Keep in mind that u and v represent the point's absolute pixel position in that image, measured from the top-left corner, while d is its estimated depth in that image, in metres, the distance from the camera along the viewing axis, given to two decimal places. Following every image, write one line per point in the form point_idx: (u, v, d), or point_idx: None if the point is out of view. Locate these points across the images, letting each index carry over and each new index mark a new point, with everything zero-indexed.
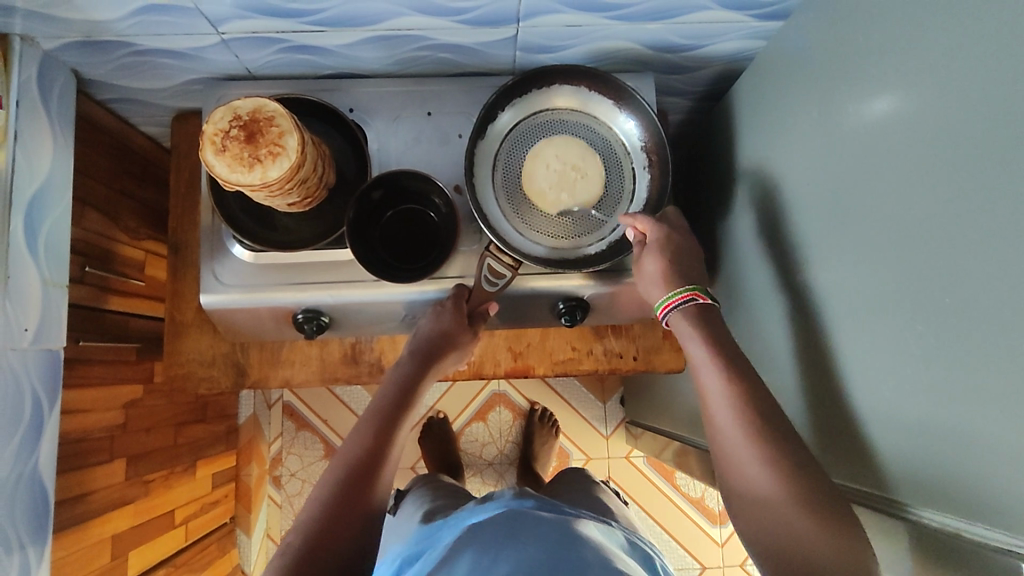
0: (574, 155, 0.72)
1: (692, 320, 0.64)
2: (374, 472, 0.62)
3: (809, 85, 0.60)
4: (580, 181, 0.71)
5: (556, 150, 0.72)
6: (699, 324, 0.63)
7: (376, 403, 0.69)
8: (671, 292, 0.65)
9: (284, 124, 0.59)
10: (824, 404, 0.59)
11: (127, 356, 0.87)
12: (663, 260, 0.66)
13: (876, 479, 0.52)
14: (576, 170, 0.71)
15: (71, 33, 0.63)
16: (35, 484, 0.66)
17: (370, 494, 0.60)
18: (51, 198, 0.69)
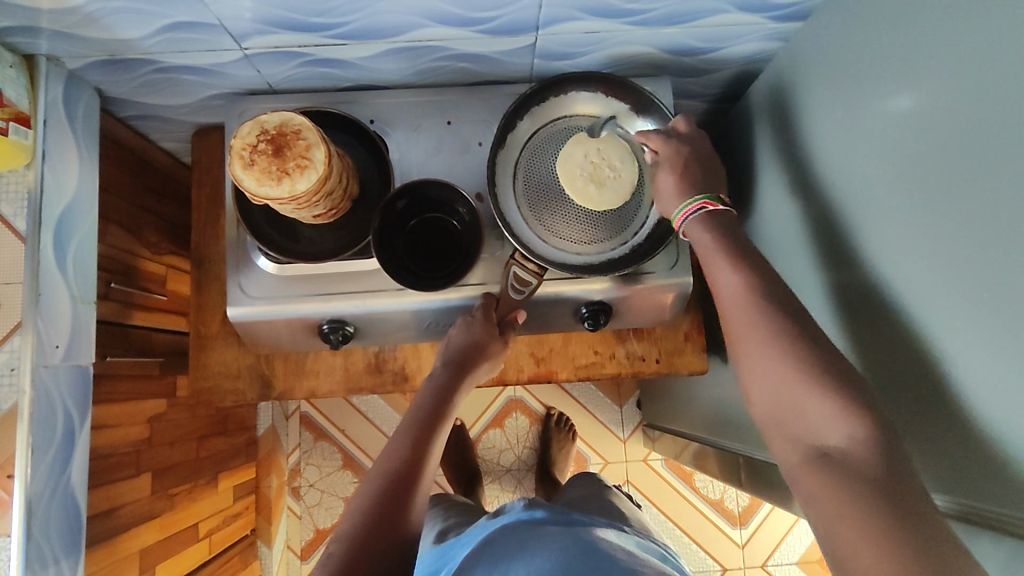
0: (614, 154, 0.70)
1: (708, 226, 0.61)
2: (411, 484, 0.62)
3: (830, 86, 0.61)
4: (610, 180, 0.69)
5: (604, 148, 0.70)
6: (716, 231, 0.60)
7: (411, 416, 0.69)
8: (683, 204, 0.63)
9: (311, 137, 0.59)
10: None
11: (151, 371, 0.88)
12: (676, 172, 0.64)
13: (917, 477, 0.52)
14: (609, 168, 0.70)
15: (96, 52, 0.64)
16: (69, 500, 0.66)
17: (410, 502, 0.61)
18: (78, 215, 0.70)
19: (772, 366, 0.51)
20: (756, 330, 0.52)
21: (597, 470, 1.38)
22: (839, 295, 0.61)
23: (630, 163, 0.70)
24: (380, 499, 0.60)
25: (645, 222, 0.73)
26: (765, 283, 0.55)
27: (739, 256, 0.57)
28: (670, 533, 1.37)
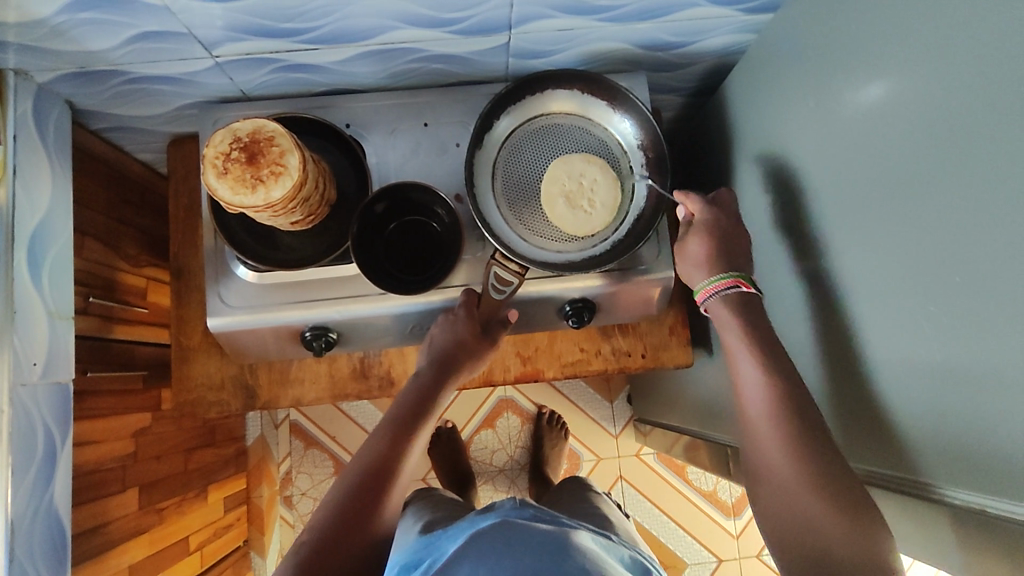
0: (603, 198, 0.70)
1: (732, 307, 0.65)
2: (384, 487, 0.63)
3: (803, 75, 0.61)
4: (579, 207, 0.70)
5: (598, 181, 0.71)
6: (738, 316, 0.64)
7: (393, 413, 0.70)
8: (715, 276, 0.66)
9: (284, 143, 0.59)
10: (839, 389, 0.59)
11: (134, 385, 0.87)
12: (710, 241, 0.67)
13: (900, 462, 0.52)
14: (589, 202, 0.70)
15: (64, 64, 0.63)
16: (52, 519, 0.65)
17: (383, 500, 0.63)
18: (53, 231, 0.69)
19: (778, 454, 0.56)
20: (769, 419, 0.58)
21: (590, 467, 1.38)
22: (820, 284, 0.61)
23: (605, 214, 0.70)
24: (352, 496, 0.62)
25: (626, 216, 0.73)
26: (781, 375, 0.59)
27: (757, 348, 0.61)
28: (664, 526, 1.37)
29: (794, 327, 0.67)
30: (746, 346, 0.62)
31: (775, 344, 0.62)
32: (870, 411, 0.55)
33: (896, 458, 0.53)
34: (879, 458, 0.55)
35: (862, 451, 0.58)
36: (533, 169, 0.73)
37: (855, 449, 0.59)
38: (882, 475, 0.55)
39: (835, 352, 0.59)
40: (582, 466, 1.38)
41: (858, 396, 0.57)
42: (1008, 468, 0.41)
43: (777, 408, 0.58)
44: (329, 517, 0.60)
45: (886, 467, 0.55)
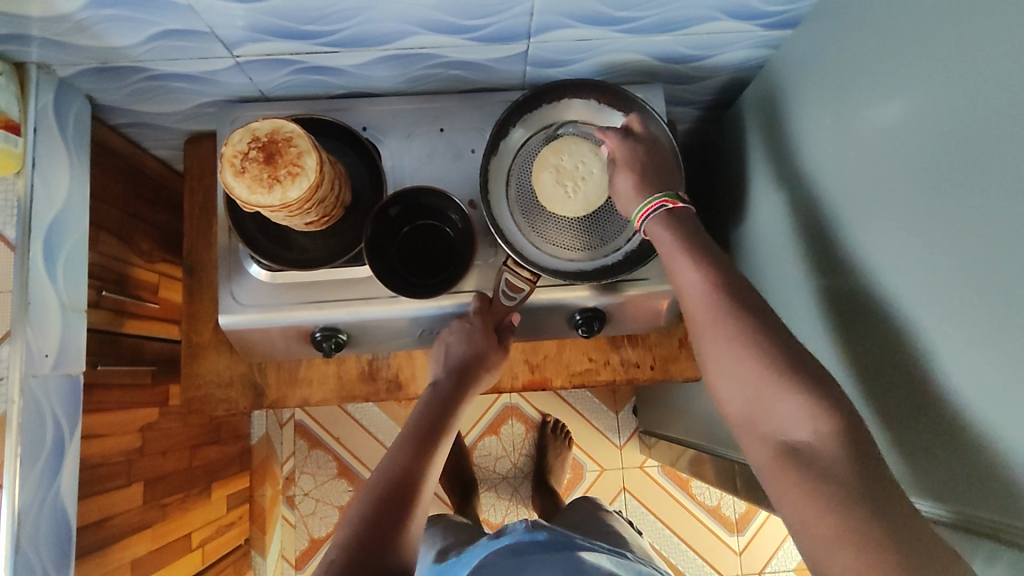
0: (588, 190, 0.70)
1: (669, 228, 0.61)
2: (410, 498, 0.62)
3: (821, 91, 0.61)
4: (563, 187, 0.70)
5: (594, 175, 0.70)
6: (675, 230, 0.60)
7: (411, 426, 0.69)
8: (643, 203, 0.63)
9: (303, 144, 0.59)
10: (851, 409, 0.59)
11: (142, 380, 0.87)
12: (635, 173, 0.64)
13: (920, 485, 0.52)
14: (572, 187, 0.70)
15: (87, 60, 0.64)
16: (58, 512, 0.65)
17: (412, 511, 0.61)
18: (69, 223, 0.69)
19: (744, 370, 0.52)
20: (724, 332, 0.54)
21: (593, 477, 1.38)
22: (834, 302, 0.61)
23: (580, 204, 0.70)
24: (381, 505, 0.60)
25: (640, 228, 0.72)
26: (727, 290, 0.56)
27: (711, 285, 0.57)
28: (667, 540, 1.36)
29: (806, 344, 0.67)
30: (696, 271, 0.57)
31: (718, 251, 0.59)
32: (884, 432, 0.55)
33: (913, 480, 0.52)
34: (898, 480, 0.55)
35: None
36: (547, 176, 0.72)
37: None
38: None
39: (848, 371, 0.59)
40: (586, 476, 1.37)
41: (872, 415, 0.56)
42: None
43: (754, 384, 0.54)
44: (360, 525, 0.58)
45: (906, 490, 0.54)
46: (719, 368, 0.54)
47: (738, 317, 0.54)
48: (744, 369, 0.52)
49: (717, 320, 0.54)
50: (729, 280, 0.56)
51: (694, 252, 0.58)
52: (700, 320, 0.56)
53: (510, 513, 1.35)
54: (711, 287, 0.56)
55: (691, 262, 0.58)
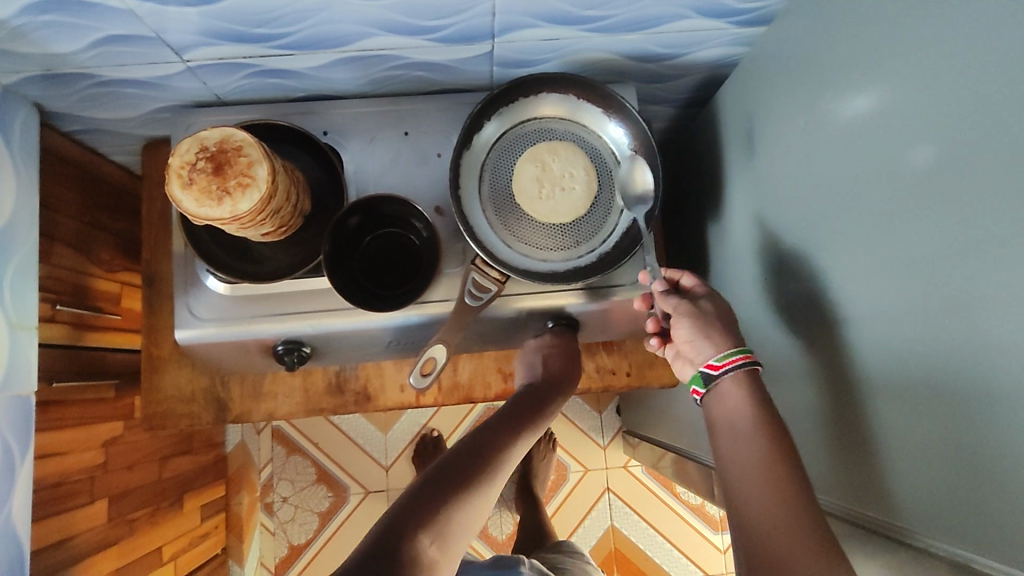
0: (564, 204, 0.69)
1: (745, 387, 0.56)
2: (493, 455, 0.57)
3: (796, 92, 0.59)
4: (544, 185, 0.69)
5: (575, 191, 0.69)
6: (755, 391, 0.56)
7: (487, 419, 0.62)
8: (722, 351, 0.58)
9: (253, 153, 0.57)
10: (826, 422, 0.57)
11: (105, 394, 0.84)
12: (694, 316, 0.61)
13: (879, 501, 0.50)
14: (551, 191, 0.69)
15: (29, 66, 0.61)
16: (9, 537, 0.62)
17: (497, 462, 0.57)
18: (18, 236, 0.66)
19: (764, 517, 0.48)
20: (748, 464, 0.52)
21: (576, 478, 1.36)
22: (808, 311, 0.59)
23: (549, 209, 0.69)
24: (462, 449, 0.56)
25: (615, 228, 0.70)
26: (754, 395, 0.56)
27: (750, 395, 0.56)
28: (651, 539, 1.35)
29: (780, 352, 0.65)
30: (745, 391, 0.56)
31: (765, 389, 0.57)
32: (852, 445, 0.53)
33: (872, 495, 0.51)
34: (857, 495, 0.53)
35: (841, 486, 0.56)
36: (520, 171, 0.70)
37: (834, 483, 0.57)
38: (854, 514, 0.54)
39: (819, 380, 0.58)
40: (569, 477, 1.36)
41: (841, 424, 0.55)
42: (986, 513, 0.40)
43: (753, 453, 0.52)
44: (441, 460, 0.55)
45: (863, 505, 0.52)
46: (742, 511, 0.49)
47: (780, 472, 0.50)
48: (765, 519, 0.47)
49: (756, 470, 0.51)
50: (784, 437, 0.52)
51: (762, 411, 0.54)
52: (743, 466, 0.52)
53: (492, 517, 1.34)
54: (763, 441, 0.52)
55: (751, 413, 0.54)
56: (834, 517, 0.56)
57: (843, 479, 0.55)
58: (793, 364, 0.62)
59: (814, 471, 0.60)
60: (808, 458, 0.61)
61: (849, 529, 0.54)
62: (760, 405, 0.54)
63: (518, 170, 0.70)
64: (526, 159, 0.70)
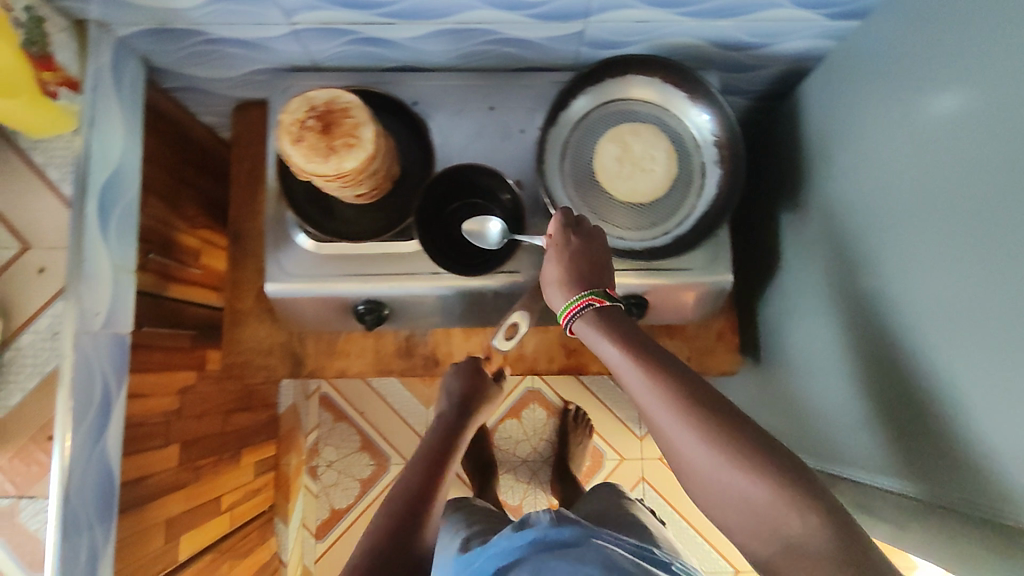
0: (643, 185, 0.71)
1: (596, 324, 0.59)
2: (420, 515, 0.60)
3: (888, 83, 0.59)
4: (625, 165, 0.71)
5: (655, 173, 0.71)
6: (609, 331, 0.58)
7: (427, 452, 0.68)
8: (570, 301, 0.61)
9: (360, 116, 0.59)
10: (901, 411, 0.58)
11: (183, 343, 0.88)
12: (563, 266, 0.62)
13: (960, 485, 0.51)
14: (631, 172, 0.71)
15: (146, 20, 0.64)
16: (102, 466, 0.65)
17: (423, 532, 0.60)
18: (124, 184, 0.69)
19: (725, 476, 0.48)
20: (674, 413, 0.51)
21: (612, 466, 1.37)
22: (889, 300, 0.59)
23: (628, 189, 0.70)
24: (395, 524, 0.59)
25: (691, 213, 0.70)
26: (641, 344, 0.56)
27: (631, 341, 0.56)
28: (684, 533, 1.35)
29: (853, 341, 0.66)
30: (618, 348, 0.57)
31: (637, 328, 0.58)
32: (922, 433, 0.55)
33: (954, 480, 0.52)
34: (938, 481, 0.54)
35: (916, 472, 0.57)
36: (602, 150, 0.71)
37: (912, 469, 0.58)
38: (938, 500, 0.55)
39: (893, 369, 0.59)
40: (605, 465, 1.37)
41: (911, 412, 0.57)
42: None
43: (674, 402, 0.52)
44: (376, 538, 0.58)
45: (939, 490, 0.54)
46: (690, 469, 0.51)
47: (700, 412, 0.50)
48: (722, 474, 0.48)
49: (682, 419, 0.51)
50: (672, 371, 0.53)
51: (642, 358, 0.55)
52: (658, 417, 0.53)
53: (527, 497, 1.35)
54: (661, 389, 0.52)
55: (631, 360, 0.55)
56: (915, 502, 0.58)
57: (917, 465, 0.57)
58: (867, 352, 0.63)
59: (887, 458, 0.62)
60: (880, 446, 0.63)
61: (931, 513, 0.56)
62: (630, 346, 0.56)
63: (600, 148, 0.71)
64: (609, 139, 0.71)
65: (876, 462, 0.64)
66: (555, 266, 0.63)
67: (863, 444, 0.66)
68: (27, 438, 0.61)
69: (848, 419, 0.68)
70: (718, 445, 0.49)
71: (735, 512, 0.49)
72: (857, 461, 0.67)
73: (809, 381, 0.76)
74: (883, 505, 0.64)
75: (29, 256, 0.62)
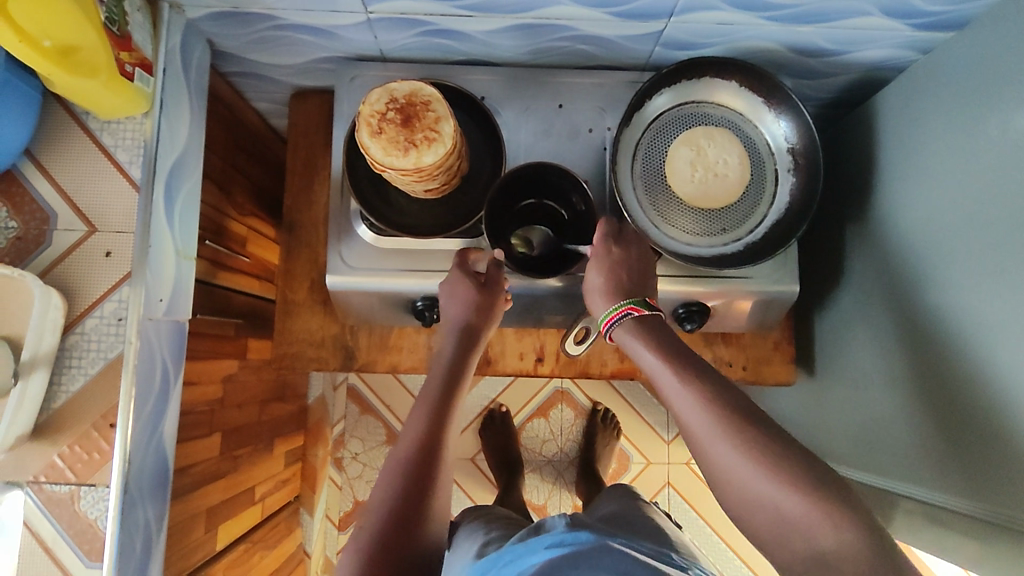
0: (715, 190, 0.69)
1: (635, 332, 0.59)
2: (433, 475, 0.58)
3: (987, 99, 0.57)
4: (697, 170, 0.70)
5: (727, 179, 0.70)
6: (643, 337, 0.58)
7: (415, 437, 0.60)
8: (610, 309, 0.61)
9: (440, 109, 0.58)
10: (961, 426, 0.58)
11: (228, 332, 0.87)
12: (608, 276, 0.62)
13: (1015, 498, 0.52)
14: (702, 177, 0.69)
15: (219, 3, 0.61)
16: (159, 452, 0.64)
17: (428, 504, 0.57)
18: (186, 169, 0.68)
19: (757, 484, 0.47)
20: (706, 423, 0.50)
21: (638, 469, 1.36)
22: (967, 320, 0.58)
23: (700, 194, 0.69)
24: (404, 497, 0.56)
25: (764, 219, 0.70)
26: (678, 351, 0.56)
27: (664, 349, 0.56)
28: (707, 539, 1.35)
29: (912, 357, 0.65)
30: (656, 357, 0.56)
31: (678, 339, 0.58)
32: (981, 449, 0.56)
33: (1015, 499, 0.52)
34: (996, 499, 0.55)
35: (962, 485, 0.59)
36: (675, 153, 0.70)
37: (969, 488, 0.58)
38: (996, 519, 0.55)
39: (955, 386, 0.59)
40: (631, 468, 1.36)
41: (970, 427, 0.57)
42: None
43: (707, 411, 0.50)
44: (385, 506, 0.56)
45: (987, 504, 0.56)
46: (721, 479, 0.49)
47: (739, 421, 0.49)
48: (756, 482, 0.47)
49: (717, 429, 0.49)
50: (710, 380, 0.52)
51: (680, 366, 0.54)
52: (691, 424, 0.51)
53: (552, 496, 1.34)
54: (696, 395, 0.51)
55: (669, 368, 0.54)
56: (954, 514, 0.59)
57: (965, 479, 0.58)
58: (929, 370, 0.63)
59: (928, 470, 0.63)
60: (926, 459, 0.63)
61: (971, 526, 0.57)
62: (670, 355, 0.55)
63: (671, 152, 0.70)
64: (681, 142, 0.70)
65: (915, 473, 0.65)
66: (598, 274, 0.63)
67: (903, 455, 0.67)
68: (88, 425, 0.60)
69: (893, 432, 0.69)
70: (754, 454, 0.47)
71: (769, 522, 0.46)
72: (896, 474, 0.68)
73: (864, 396, 0.74)
74: (914, 520, 0.65)
75: (95, 240, 0.62)
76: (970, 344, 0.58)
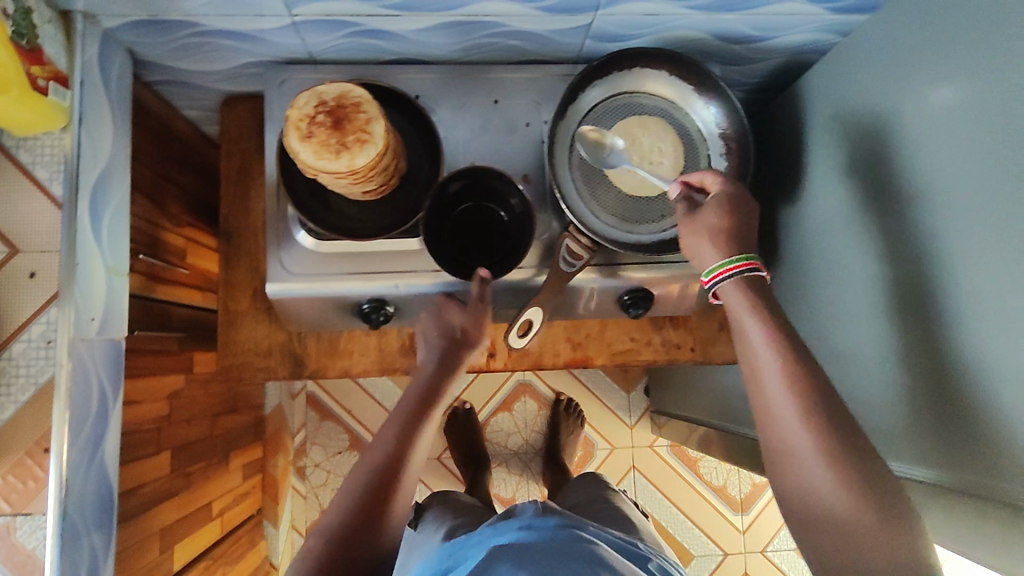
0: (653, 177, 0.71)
1: (750, 296, 0.56)
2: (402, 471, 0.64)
3: (900, 79, 0.60)
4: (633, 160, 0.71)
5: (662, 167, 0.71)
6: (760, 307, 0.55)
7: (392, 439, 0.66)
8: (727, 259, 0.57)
9: (372, 110, 0.58)
10: (900, 393, 0.61)
11: (170, 346, 0.85)
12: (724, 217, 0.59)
13: (939, 456, 0.56)
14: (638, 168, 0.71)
15: (136, 11, 0.59)
16: (102, 476, 0.62)
17: (392, 497, 0.62)
18: (113, 182, 0.66)
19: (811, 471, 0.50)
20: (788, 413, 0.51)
21: (603, 455, 1.38)
22: (891, 291, 0.61)
23: (639, 182, 0.71)
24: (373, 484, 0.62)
25: None
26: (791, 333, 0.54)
27: (775, 326, 0.54)
28: (674, 519, 1.38)
29: (849, 328, 0.68)
30: (768, 337, 0.54)
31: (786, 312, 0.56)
32: (914, 412, 0.59)
33: (942, 458, 0.55)
34: (928, 455, 0.57)
35: (898, 448, 0.61)
36: None
37: (903, 450, 0.60)
38: (924, 476, 0.58)
39: (889, 352, 0.62)
40: (596, 454, 1.38)
41: (902, 390, 0.60)
42: None
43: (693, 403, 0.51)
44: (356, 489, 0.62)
45: (922, 465, 0.58)
46: (779, 460, 0.52)
47: (819, 405, 0.51)
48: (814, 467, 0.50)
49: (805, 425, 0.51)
50: (805, 362, 0.53)
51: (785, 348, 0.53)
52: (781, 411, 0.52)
53: (519, 488, 1.35)
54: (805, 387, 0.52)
55: (772, 345, 0.53)
56: None
57: (902, 442, 0.61)
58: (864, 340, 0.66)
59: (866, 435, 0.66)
60: (879, 427, 0.64)
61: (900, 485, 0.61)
62: (773, 324, 0.54)
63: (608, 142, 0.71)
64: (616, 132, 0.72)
65: None
66: (714, 212, 0.59)
67: None
68: (22, 453, 0.58)
69: None
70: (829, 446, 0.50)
71: (807, 505, 0.50)
72: None
73: None
74: None
75: (19, 261, 0.60)
76: (897, 314, 0.61)
